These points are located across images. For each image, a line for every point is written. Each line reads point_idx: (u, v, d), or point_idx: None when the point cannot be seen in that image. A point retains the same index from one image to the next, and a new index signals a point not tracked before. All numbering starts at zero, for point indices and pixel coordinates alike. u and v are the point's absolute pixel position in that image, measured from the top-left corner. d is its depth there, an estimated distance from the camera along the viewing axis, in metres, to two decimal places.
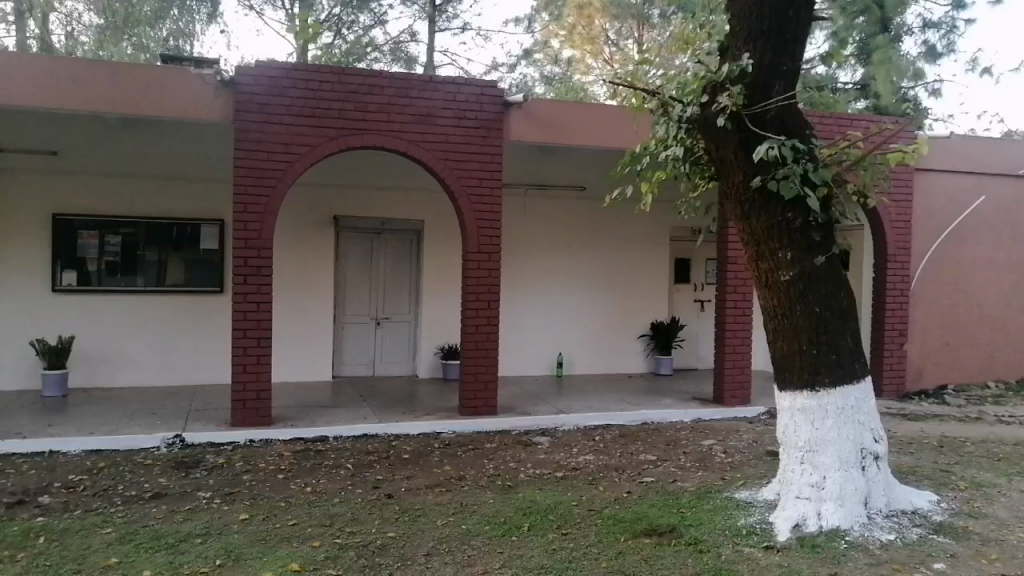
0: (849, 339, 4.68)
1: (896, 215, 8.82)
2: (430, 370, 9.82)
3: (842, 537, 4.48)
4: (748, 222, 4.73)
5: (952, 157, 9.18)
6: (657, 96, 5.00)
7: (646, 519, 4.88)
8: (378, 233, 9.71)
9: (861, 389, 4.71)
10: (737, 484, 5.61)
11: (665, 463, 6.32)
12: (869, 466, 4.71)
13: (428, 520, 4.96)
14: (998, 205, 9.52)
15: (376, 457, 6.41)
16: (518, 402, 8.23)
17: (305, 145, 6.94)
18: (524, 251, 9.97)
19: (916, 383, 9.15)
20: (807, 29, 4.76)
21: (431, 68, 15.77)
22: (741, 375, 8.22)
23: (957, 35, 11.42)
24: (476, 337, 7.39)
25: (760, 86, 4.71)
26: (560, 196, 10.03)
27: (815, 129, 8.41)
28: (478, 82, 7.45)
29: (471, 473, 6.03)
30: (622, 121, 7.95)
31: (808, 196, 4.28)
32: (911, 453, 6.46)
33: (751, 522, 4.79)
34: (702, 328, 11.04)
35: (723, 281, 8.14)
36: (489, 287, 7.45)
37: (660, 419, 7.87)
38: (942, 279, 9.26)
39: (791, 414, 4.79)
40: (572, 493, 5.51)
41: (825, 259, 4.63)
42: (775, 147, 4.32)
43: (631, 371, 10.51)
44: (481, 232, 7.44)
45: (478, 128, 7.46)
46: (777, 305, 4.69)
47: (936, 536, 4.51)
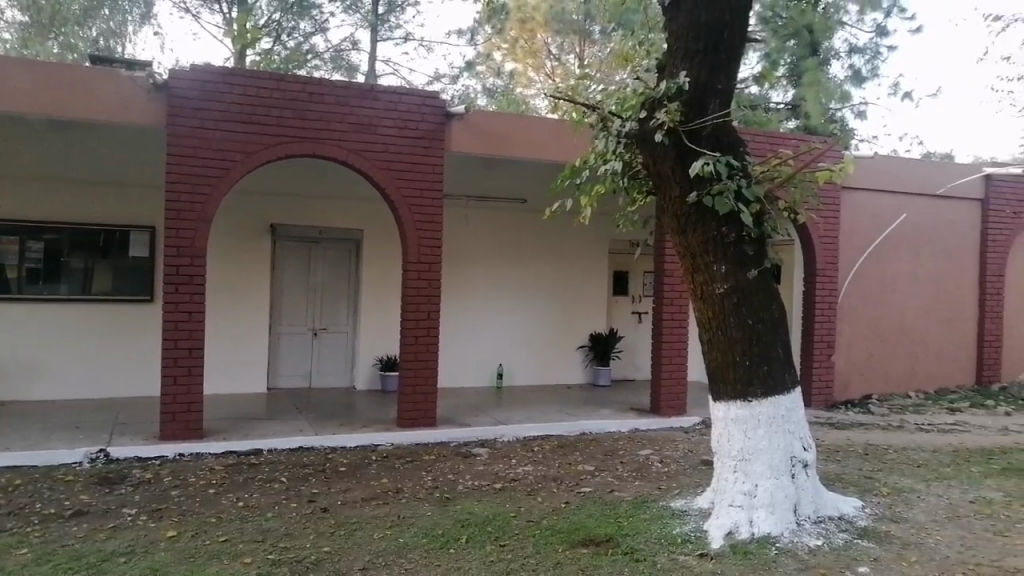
0: (781, 350, 4.82)
1: (825, 231, 9.14)
2: (368, 381, 9.70)
3: (772, 543, 4.59)
4: (684, 236, 4.83)
5: (876, 176, 9.57)
6: (597, 111, 5.09)
7: (583, 530, 4.91)
8: (316, 242, 9.55)
9: (791, 398, 4.84)
10: (672, 493, 5.69)
11: (603, 473, 6.37)
12: (799, 473, 4.84)
13: (364, 534, 4.88)
14: (918, 224, 9.97)
15: (311, 470, 6.29)
16: (456, 413, 8.20)
17: (241, 152, 6.80)
18: (465, 262, 9.96)
19: (842, 393, 9.49)
20: (741, 50, 4.92)
21: (372, 78, 15.67)
22: (676, 387, 8.36)
23: (880, 60, 11.94)
24: (416, 348, 7.33)
25: (696, 103, 4.82)
26: (500, 208, 10.06)
27: (749, 147, 8.65)
28: (420, 92, 7.43)
29: (409, 486, 5.96)
30: (561, 134, 8.04)
31: (742, 212, 4.40)
32: (837, 461, 6.68)
33: (685, 530, 4.87)
34: (639, 339, 11.22)
35: (660, 293, 8.29)
36: (428, 297, 7.41)
37: (598, 429, 7.94)
38: (866, 293, 9.64)
39: (725, 424, 4.89)
40: (510, 505, 5.49)
41: (757, 273, 4.77)
42: (710, 163, 4.43)
43: (569, 382, 10.59)
44: (422, 241, 7.40)
45: (419, 138, 7.43)
46: (712, 317, 4.80)
47: (861, 541, 4.67)
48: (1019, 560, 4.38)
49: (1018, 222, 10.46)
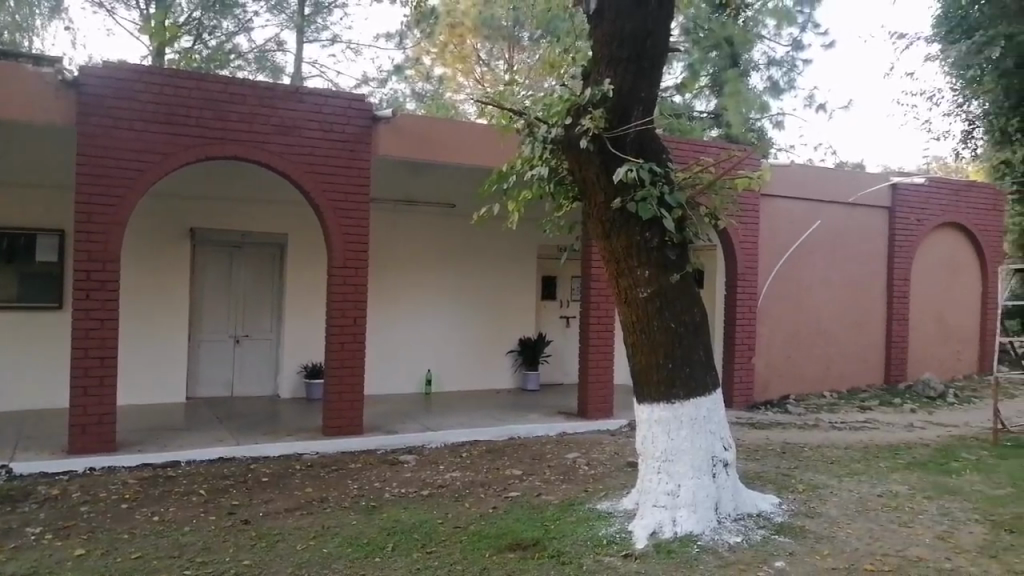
0: (702, 353, 4.94)
1: (744, 236, 9.44)
2: (292, 389, 9.49)
3: (694, 541, 4.70)
4: (609, 240, 4.90)
5: (793, 184, 9.95)
6: (524, 116, 5.09)
7: (509, 534, 4.91)
8: (238, 247, 9.30)
9: (712, 399, 4.96)
10: (598, 495, 5.76)
11: (530, 477, 6.40)
12: (720, 473, 4.97)
13: (286, 545, 4.77)
14: (831, 230, 10.39)
15: (232, 481, 6.11)
16: (384, 421, 8.10)
17: (158, 153, 6.56)
18: (392, 267, 9.86)
19: (762, 393, 9.81)
20: (663, 59, 5.04)
21: (298, 80, 15.41)
22: (603, 389, 8.48)
23: (796, 73, 12.38)
24: (342, 355, 7.22)
25: (620, 111, 4.90)
26: (429, 213, 10.01)
27: (672, 154, 8.84)
28: (346, 94, 7.33)
29: (334, 495, 5.85)
30: (488, 138, 8.06)
31: (665, 218, 4.49)
32: (756, 460, 6.89)
33: (610, 532, 4.93)
34: (567, 343, 11.33)
35: (586, 297, 8.39)
36: (355, 303, 7.30)
37: (526, 433, 7.97)
38: (784, 297, 9.99)
39: (649, 426, 4.98)
40: (438, 512, 5.46)
41: (680, 277, 4.88)
42: (633, 169, 4.51)
43: (499, 386, 10.61)
44: (347, 246, 7.29)
45: (345, 141, 7.32)
46: (637, 320, 4.88)
47: (778, 537, 4.82)
48: (922, 550, 4.60)
49: (922, 229, 11.02)
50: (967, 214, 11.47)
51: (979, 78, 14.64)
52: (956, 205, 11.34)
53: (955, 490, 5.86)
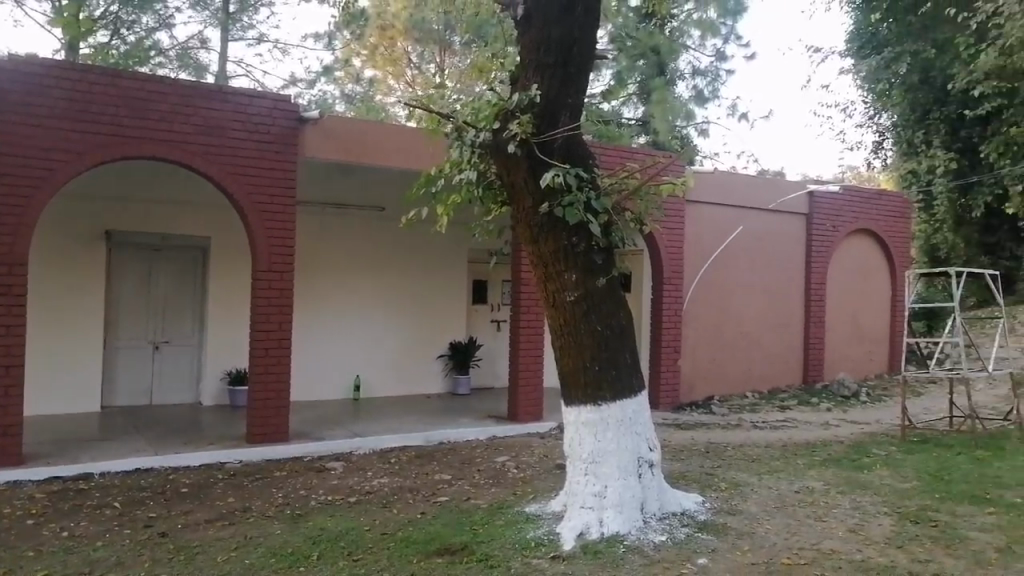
0: (628, 354, 5.02)
1: (670, 241, 9.66)
2: (216, 396, 9.21)
3: (620, 542, 4.77)
4: (537, 244, 4.94)
5: (716, 191, 10.24)
6: (453, 119, 5.06)
7: (437, 539, 4.88)
8: (157, 250, 8.99)
9: (637, 401, 5.05)
10: (527, 498, 5.78)
11: (460, 481, 6.39)
12: (645, 473, 5.05)
13: (206, 558, 4.62)
14: (752, 235, 10.72)
15: (149, 493, 5.89)
16: (311, 427, 7.95)
17: (70, 152, 6.27)
18: (320, 271, 9.70)
19: (688, 394, 10.05)
20: (590, 66, 5.11)
21: (223, 79, 14.98)
22: (533, 393, 8.53)
23: (720, 83, 12.75)
24: (267, 360, 7.05)
25: (547, 116, 4.95)
26: (358, 216, 9.90)
27: (599, 159, 8.90)
28: (271, 95, 7.18)
29: (257, 504, 5.71)
30: (417, 140, 8.02)
31: (591, 222, 4.56)
32: (681, 460, 7.04)
33: (538, 534, 4.96)
34: (498, 347, 11.36)
35: (516, 301, 8.43)
36: (281, 307, 7.15)
37: (456, 437, 7.95)
38: (707, 300, 10.26)
39: (577, 428, 5.04)
40: (365, 518, 5.39)
41: (606, 280, 4.95)
42: (560, 174, 4.56)
43: (429, 391, 10.54)
44: (272, 248, 7.13)
45: (270, 142, 7.16)
46: (564, 323, 4.94)
47: (701, 534, 4.94)
48: (836, 543, 4.79)
49: (837, 234, 11.48)
50: (877, 221, 12.02)
51: (888, 91, 15.40)
52: (867, 212, 11.87)
53: (867, 485, 6.12)
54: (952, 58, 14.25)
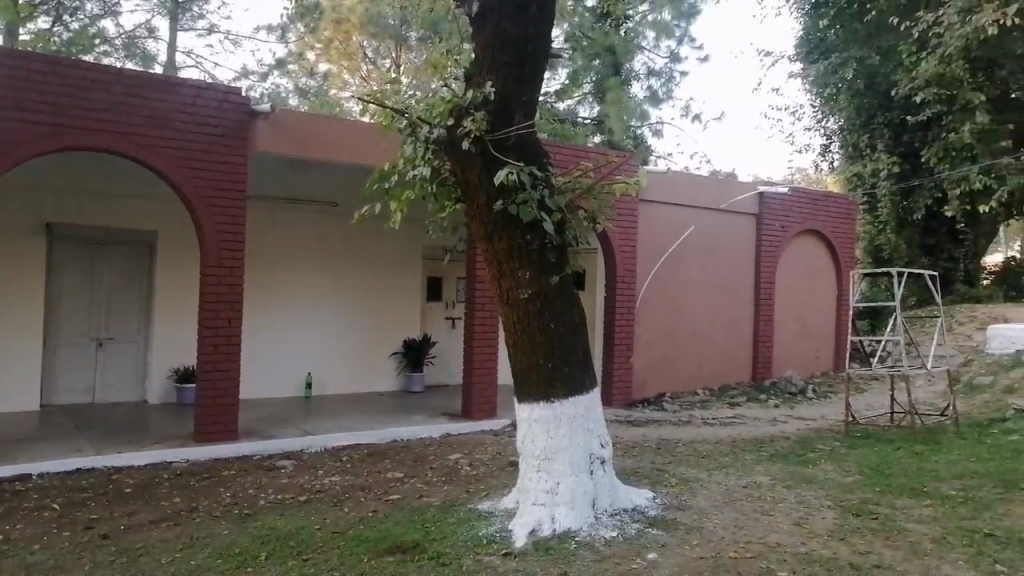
0: (581, 352, 5.06)
1: (623, 239, 9.76)
2: (162, 395, 9.00)
3: (572, 538, 4.80)
4: (491, 242, 4.94)
5: (668, 191, 10.37)
6: (406, 115, 5.02)
7: (389, 537, 4.85)
8: (101, 245, 8.73)
9: (589, 398, 5.08)
10: (479, 495, 5.78)
11: (412, 479, 6.35)
12: (597, 470, 5.10)
13: (150, 559, 4.52)
14: (704, 235, 10.89)
15: (91, 494, 5.72)
16: (261, 425, 7.82)
17: (9, 141, 6.05)
18: (271, 266, 9.55)
19: (640, 391, 10.17)
20: (544, 66, 5.12)
21: (172, 69, 14.63)
22: (487, 390, 8.53)
23: (674, 84, 12.91)
24: (215, 358, 6.91)
25: (501, 114, 4.95)
26: (311, 211, 9.77)
27: (553, 157, 8.96)
28: (221, 87, 7.03)
29: (204, 504, 5.60)
30: (371, 136, 7.95)
31: (545, 220, 4.58)
32: (633, 456, 7.13)
33: (491, 531, 4.97)
34: (452, 345, 11.34)
35: (471, 299, 8.42)
36: (230, 303, 7.01)
37: (409, 435, 7.90)
38: (660, 299, 10.39)
39: (529, 425, 5.06)
40: (315, 517, 5.33)
41: (559, 279, 4.98)
42: (514, 172, 4.57)
43: (382, 389, 10.46)
44: (222, 243, 6.99)
45: (220, 136, 7.02)
46: (517, 321, 4.95)
47: (651, 530, 5.00)
48: (781, 536, 4.90)
49: (785, 235, 11.73)
50: (824, 222, 12.32)
51: (835, 95, 15.77)
52: (815, 214, 12.15)
53: (811, 479, 6.28)
54: (895, 64, 14.65)
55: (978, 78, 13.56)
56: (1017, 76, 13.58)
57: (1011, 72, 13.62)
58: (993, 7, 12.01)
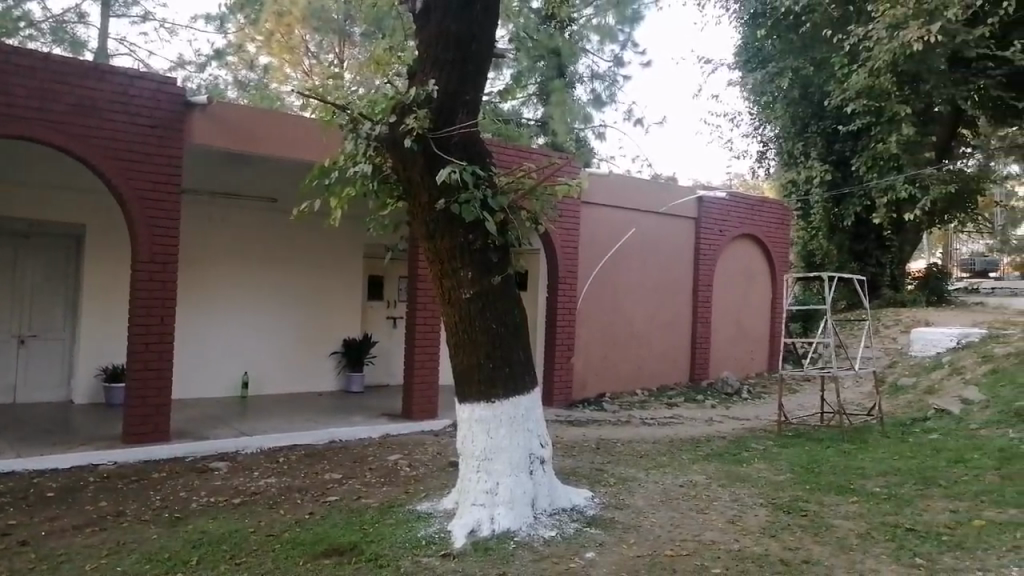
0: (522, 353, 5.07)
1: (565, 241, 9.84)
2: (89, 395, 8.66)
3: (510, 538, 4.81)
4: (432, 241, 4.91)
5: (610, 193, 10.49)
6: (348, 111, 4.95)
7: (325, 540, 4.77)
8: (25, 237, 8.38)
9: (529, 399, 5.10)
10: (418, 496, 5.74)
11: (350, 480, 6.27)
12: (536, 470, 5.12)
13: (73, 566, 4.35)
14: (644, 238, 11.04)
15: (10, 498, 5.46)
16: (195, 426, 7.61)
17: None
18: (206, 262, 9.29)
19: (580, 392, 10.26)
20: (487, 65, 5.11)
21: (103, 56, 14.11)
22: (428, 390, 8.48)
23: (617, 87, 13.08)
24: (146, 356, 6.68)
25: (444, 112, 4.92)
26: (249, 207, 9.56)
27: (496, 157, 8.95)
28: (155, 77, 6.82)
29: (132, 508, 5.41)
30: (312, 132, 7.81)
31: (487, 220, 4.57)
32: (572, 455, 7.18)
33: (429, 532, 4.93)
34: (393, 345, 11.23)
35: (412, 299, 8.35)
36: (163, 300, 6.80)
37: (348, 436, 7.79)
38: (600, 300, 10.49)
39: (470, 425, 5.05)
40: (249, 520, 5.21)
41: (501, 279, 4.98)
42: (456, 171, 4.56)
43: (321, 389, 10.30)
44: (154, 238, 6.77)
45: (153, 127, 6.80)
46: (458, 321, 4.94)
47: (589, 529, 5.04)
48: (715, 534, 5.00)
49: (723, 239, 12.00)
50: (760, 227, 12.65)
51: (772, 103, 16.25)
52: (751, 218, 12.46)
53: (745, 478, 6.43)
54: (828, 75, 15.03)
55: (904, 91, 14.06)
56: (939, 90, 13.93)
57: (934, 86, 13.99)
58: (918, 23, 12.59)
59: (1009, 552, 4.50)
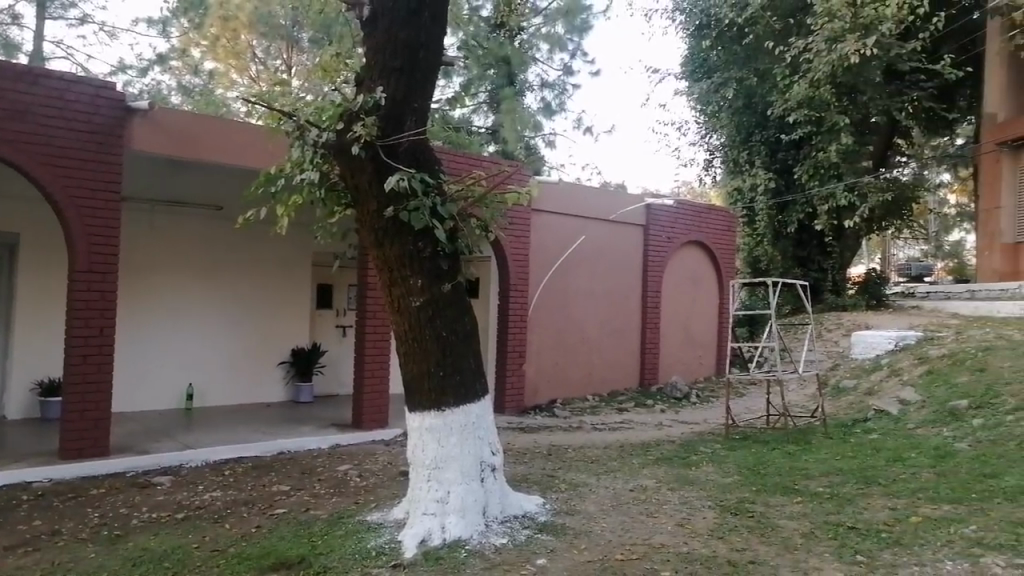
0: (472, 361, 5.06)
1: (515, 248, 9.87)
2: (23, 410, 8.34)
3: (461, 547, 4.78)
4: (381, 248, 4.88)
5: (560, 201, 10.57)
6: (294, 118, 4.88)
7: (272, 553, 4.69)
8: None
9: (480, 406, 5.09)
10: (368, 507, 5.67)
11: (299, 492, 6.17)
12: (487, 477, 5.11)
13: None
14: (594, 245, 11.14)
15: None
16: (136, 440, 7.39)
17: None
18: (147, 271, 9.05)
19: (532, 399, 10.28)
20: (435, 73, 5.11)
21: (39, 60, 13.67)
22: (378, 400, 8.40)
23: (567, 96, 13.21)
24: (84, 368, 6.48)
25: (393, 119, 4.90)
26: (192, 215, 9.36)
27: (446, 165, 8.90)
28: (92, 81, 6.63)
29: (69, 526, 5.23)
30: (257, 140, 7.70)
31: (436, 227, 4.56)
32: (523, 462, 7.19)
33: (380, 542, 4.88)
34: (343, 353, 11.10)
35: (362, 307, 8.27)
36: (102, 310, 6.60)
37: (297, 447, 7.66)
38: (551, 306, 10.55)
39: (420, 434, 5.03)
40: (192, 535, 5.09)
41: (451, 286, 4.97)
42: (405, 178, 4.53)
43: (269, 399, 10.12)
44: (92, 248, 6.57)
45: (90, 133, 6.59)
46: (408, 330, 4.91)
47: (540, 535, 5.05)
48: (664, 537, 5.07)
49: (671, 246, 12.18)
50: (707, 233, 12.89)
51: (717, 113, 16.59)
52: (698, 225, 12.69)
53: (693, 480, 6.54)
54: (771, 86, 15.55)
55: (842, 102, 14.50)
56: (875, 102, 14.43)
57: (871, 98, 14.50)
58: (854, 37, 13.19)
59: (943, 546, 4.66)
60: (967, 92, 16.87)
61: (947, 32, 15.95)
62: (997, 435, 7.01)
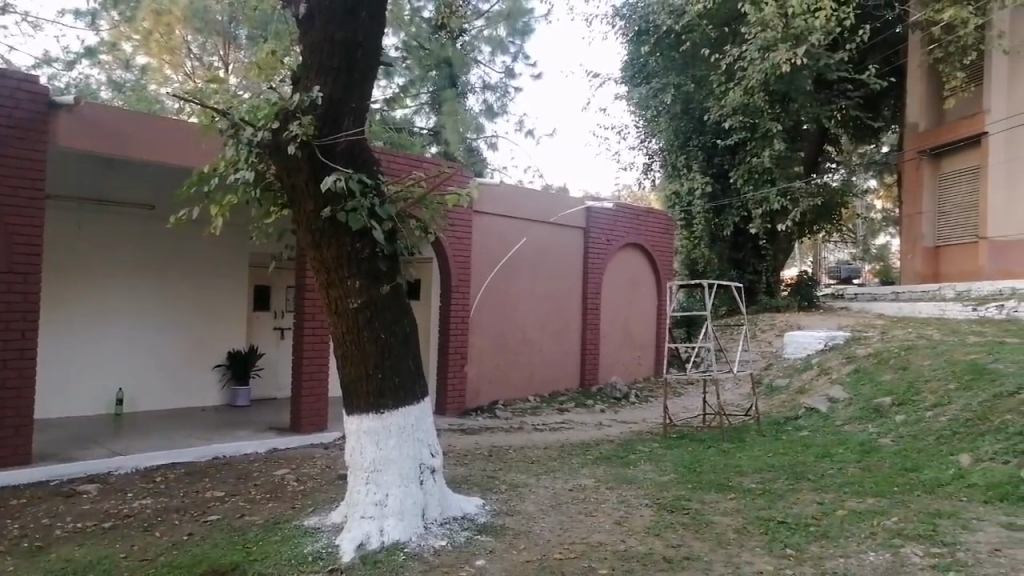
0: (411, 363, 5.04)
1: (457, 249, 9.87)
2: None
3: (400, 550, 4.75)
4: (318, 249, 4.82)
5: (503, 203, 10.62)
6: (228, 116, 4.78)
7: (205, 561, 4.58)
8: None
9: (419, 408, 5.07)
10: (306, 512, 5.59)
11: (234, 497, 6.03)
12: (427, 479, 5.09)
13: None
14: (535, 247, 11.21)
15: None
16: (61, 448, 7.12)
17: None
18: (74, 273, 8.71)
19: (474, 400, 10.28)
20: (373, 72, 5.07)
21: None
22: (317, 403, 8.27)
23: (509, 99, 13.24)
24: (4, 375, 6.21)
25: (330, 119, 4.85)
26: (122, 214, 9.07)
27: (388, 166, 8.77)
28: (14, 74, 6.35)
29: None
30: (190, 138, 7.51)
31: (374, 228, 4.52)
32: (464, 464, 7.19)
33: (317, 547, 4.81)
34: (281, 356, 10.90)
35: (300, 309, 8.13)
36: (23, 312, 6.33)
37: (233, 451, 7.50)
38: (492, 308, 10.57)
39: (358, 437, 4.98)
40: (121, 544, 4.93)
41: (390, 287, 4.94)
42: (342, 179, 4.49)
43: (203, 404, 9.87)
44: (14, 248, 6.30)
45: (11, 128, 6.32)
46: (346, 331, 4.87)
47: (480, 536, 5.05)
48: (602, 535, 5.13)
49: (611, 248, 12.34)
50: (645, 236, 13.09)
51: (656, 117, 16.79)
52: (637, 227, 12.88)
53: (631, 479, 6.65)
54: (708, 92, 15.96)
55: (774, 109, 14.94)
56: (806, 110, 14.97)
57: (802, 106, 15.02)
58: (785, 47, 13.67)
59: (866, 538, 4.85)
60: (892, 101, 17.72)
61: (871, 44, 16.62)
62: (918, 430, 7.33)
